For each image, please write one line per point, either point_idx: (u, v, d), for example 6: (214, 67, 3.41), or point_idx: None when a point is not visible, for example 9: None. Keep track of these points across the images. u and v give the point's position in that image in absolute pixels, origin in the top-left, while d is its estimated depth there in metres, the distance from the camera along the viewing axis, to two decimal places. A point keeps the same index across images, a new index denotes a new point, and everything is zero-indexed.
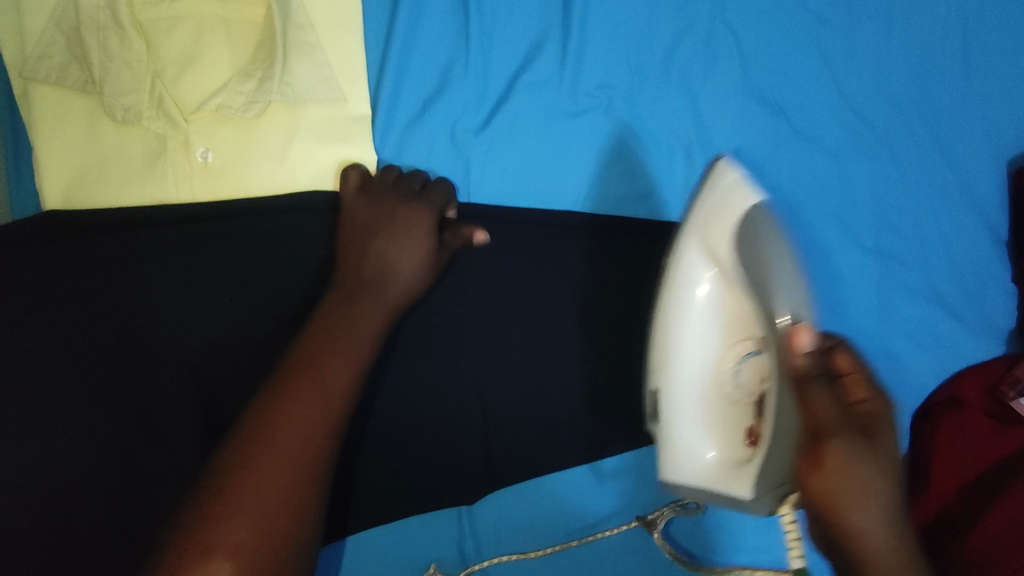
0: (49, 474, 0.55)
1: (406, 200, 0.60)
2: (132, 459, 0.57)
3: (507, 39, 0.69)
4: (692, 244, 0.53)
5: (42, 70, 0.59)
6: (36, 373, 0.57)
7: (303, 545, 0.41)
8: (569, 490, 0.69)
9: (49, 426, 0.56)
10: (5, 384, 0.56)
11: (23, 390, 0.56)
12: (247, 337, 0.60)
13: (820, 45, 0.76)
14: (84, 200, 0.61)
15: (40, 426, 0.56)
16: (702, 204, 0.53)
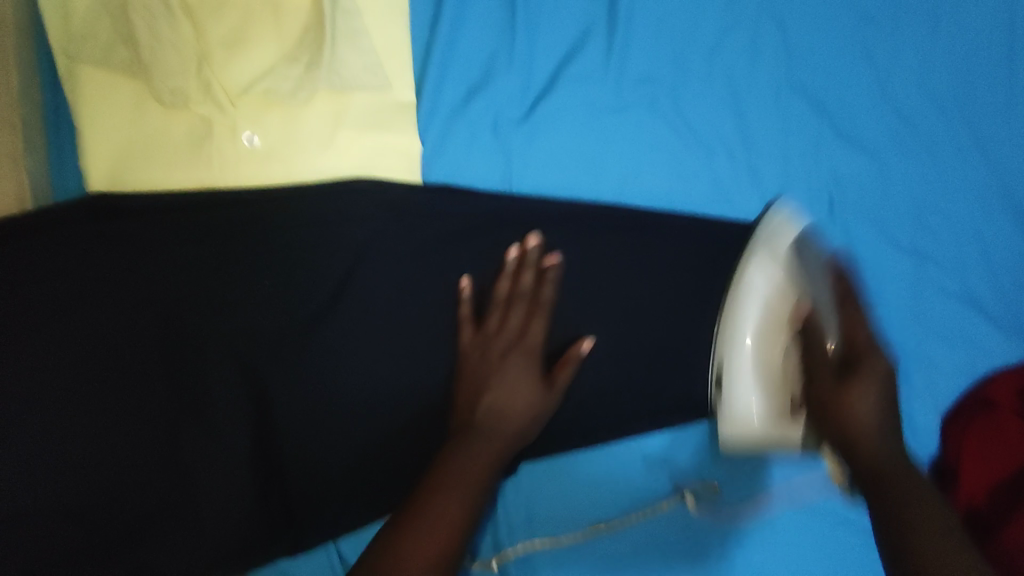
0: (103, 451, 0.57)
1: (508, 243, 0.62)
2: (176, 441, 0.58)
3: (553, 29, 0.68)
4: (755, 257, 0.68)
5: (89, 52, 0.59)
6: (86, 353, 0.58)
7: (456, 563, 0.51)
8: (601, 475, 0.69)
9: (102, 406, 0.57)
10: (61, 363, 0.57)
11: (76, 369, 0.57)
12: (287, 322, 0.60)
13: (865, 43, 0.75)
14: (128, 184, 0.60)
15: (94, 405, 0.57)
16: (758, 236, 0.69)
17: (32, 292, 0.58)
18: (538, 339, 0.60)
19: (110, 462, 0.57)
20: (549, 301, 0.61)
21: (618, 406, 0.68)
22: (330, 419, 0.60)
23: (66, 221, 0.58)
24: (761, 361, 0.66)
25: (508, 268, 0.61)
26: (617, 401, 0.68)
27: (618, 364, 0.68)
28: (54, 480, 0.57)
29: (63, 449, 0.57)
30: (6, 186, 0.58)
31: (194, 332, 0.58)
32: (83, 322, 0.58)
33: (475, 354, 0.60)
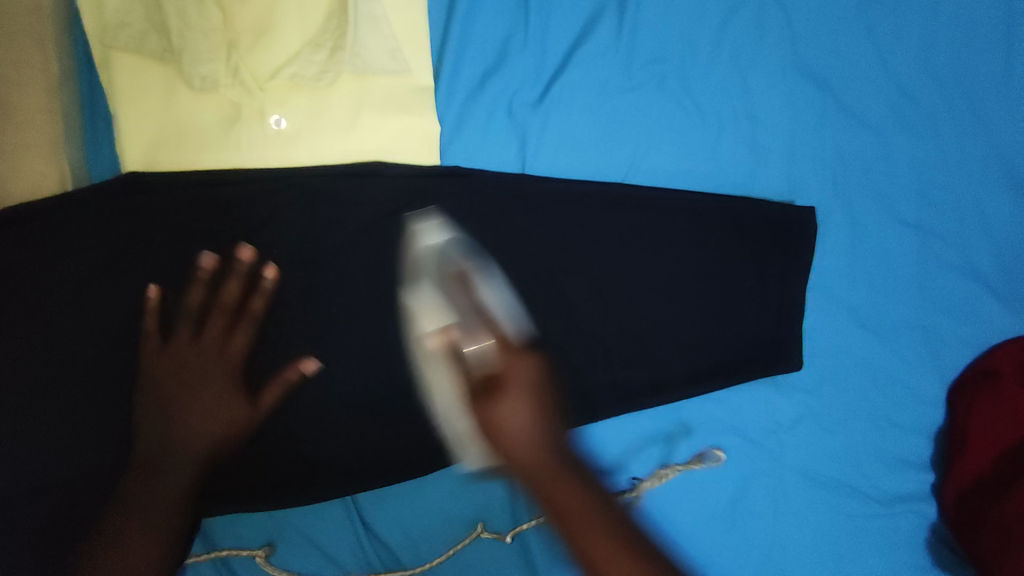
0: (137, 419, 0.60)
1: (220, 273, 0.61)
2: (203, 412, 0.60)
3: (565, 13, 0.71)
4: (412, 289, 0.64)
5: (122, 38, 0.61)
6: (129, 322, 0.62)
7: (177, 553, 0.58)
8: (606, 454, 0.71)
9: (139, 371, 0.61)
10: (106, 329, 0.62)
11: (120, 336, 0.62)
12: (313, 293, 0.64)
13: (868, 22, 0.78)
14: (163, 165, 0.63)
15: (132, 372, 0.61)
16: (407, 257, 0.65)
17: (78, 270, 0.62)
18: (240, 355, 0.62)
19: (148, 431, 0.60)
20: (258, 313, 0.62)
21: (625, 377, 0.72)
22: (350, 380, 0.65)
23: (103, 205, 0.62)
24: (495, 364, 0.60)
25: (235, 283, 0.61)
26: (626, 372, 0.72)
27: (626, 334, 0.71)
28: (101, 438, 0.61)
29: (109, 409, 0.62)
30: (47, 168, 0.62)
31: (227, 307, 0.62)
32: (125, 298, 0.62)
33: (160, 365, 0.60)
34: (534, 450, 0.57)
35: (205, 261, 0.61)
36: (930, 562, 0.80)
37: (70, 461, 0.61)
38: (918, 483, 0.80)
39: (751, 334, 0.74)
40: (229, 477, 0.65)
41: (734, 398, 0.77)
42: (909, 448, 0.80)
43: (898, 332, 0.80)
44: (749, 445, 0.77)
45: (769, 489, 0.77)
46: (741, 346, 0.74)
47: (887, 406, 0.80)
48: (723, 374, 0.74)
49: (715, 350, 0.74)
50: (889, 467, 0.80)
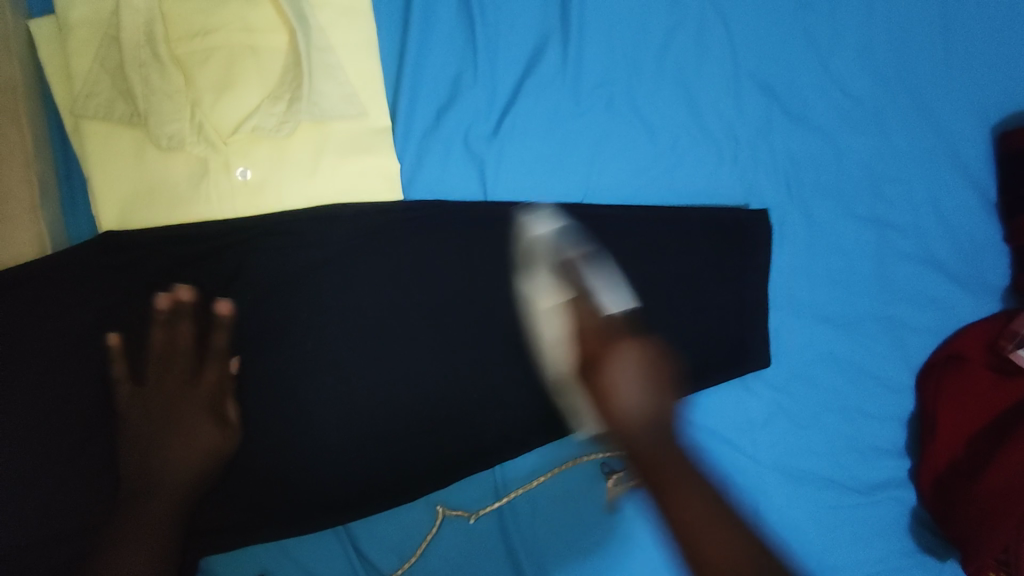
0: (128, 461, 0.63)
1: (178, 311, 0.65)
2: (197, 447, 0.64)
3: (511, 46, 0.74)
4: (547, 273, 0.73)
5: (91, 107, 0.64)
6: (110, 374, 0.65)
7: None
8: (581, 474, 0.75)
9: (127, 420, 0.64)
10: (90, 381, 0.65)
11: (103, 387, 0.65)
12: (289, 330, 0.68)
13: (806, 30, 0.81)
14: (138, 222, 0.66)
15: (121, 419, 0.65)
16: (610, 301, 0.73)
17: (64, 329, 0.65)
18: (193, 380, 0.66)
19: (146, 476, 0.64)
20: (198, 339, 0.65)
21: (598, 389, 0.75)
22: (326, 411, 0.69)
23: (83, 265, 0.65)
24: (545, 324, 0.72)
25: (158, 318, 0.65)
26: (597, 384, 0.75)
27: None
28: (94, 484, 0.65)
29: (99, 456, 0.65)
30: (30, 238, 0.65)
31: (173, 339, 0.65)
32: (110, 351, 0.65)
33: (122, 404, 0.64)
34: (639, 424, 0.66)
35: (160, 303, 0.64)
36: (915, 546, 0.82)
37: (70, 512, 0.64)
38: (895, 471, 0.83)
39: (713, 339, 0.78)
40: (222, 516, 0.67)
41: (714, 402, 0.80)
42: (883, 436, 0.83)
43: (862, 325, 0.82)
44: (729, 444, 0.80)
45: (749, 486, 0.80)
46: (707, 349, 0.78)
47: (858, 396, 0.82)
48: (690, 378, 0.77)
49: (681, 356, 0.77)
50: (865, 457, 0.82)
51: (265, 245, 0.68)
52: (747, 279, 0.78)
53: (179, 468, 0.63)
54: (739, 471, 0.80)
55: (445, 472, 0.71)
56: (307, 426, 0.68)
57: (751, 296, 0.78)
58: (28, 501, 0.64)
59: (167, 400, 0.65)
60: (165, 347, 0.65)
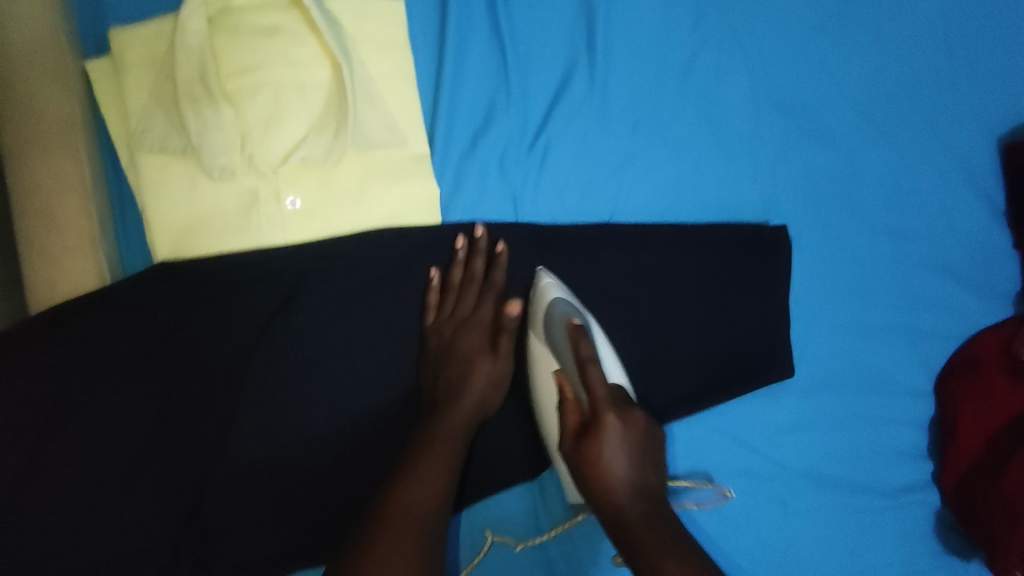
0: (193, 475, 0.68)
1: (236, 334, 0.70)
2: (259, 461, 0.69)
3: (541, 73, 0.77)
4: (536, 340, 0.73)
5: (146, 141, 0.67)
6: (168, 396, 0.68)
7: None
8: None
9: (187, 439, 0.68)
10: (147, 405, 0.68)
11: (159, 410, 0.68)
12: (336, 351, 0.71)
13: (819, 51, 0.84)
14: (191, 251, 0.69)
15: (180, 439, 0.68)
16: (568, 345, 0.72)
17: (123, 358, 0.68)
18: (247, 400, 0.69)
19: (208, 496, 0.68)
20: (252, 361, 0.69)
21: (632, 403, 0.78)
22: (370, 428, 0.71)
23: (138, 295, 0.68)
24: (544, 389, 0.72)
25: (457, 259, 0.73)
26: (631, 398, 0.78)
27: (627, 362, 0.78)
28: (151, 504, 0.67)
29: (155, 478, 0.67)
30: (85, 269, 0.67)
31: (230, 361, 0.69)
32: (167, 377, 0.68)
33: (181, 424, 0.68)
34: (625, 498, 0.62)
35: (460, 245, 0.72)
36: (938, 547, 0.84)
37: (132, 533, 0.67)
38: (918, 473, 0.85)
39: (737, 351, 0.81)
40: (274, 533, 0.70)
41: (737, 411, 0.83)
42: (904, 440, 0.85)
43: (882, 334, 0.85)
44: (752, 448, 0.82)
45: (777, 492, 0.82)
46: (734, 362, 0.81)
47: (879, 402, 0.85)
48: (719, 388, 0.80)
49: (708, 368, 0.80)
50: (889, 461, 0.85)
51: (312, 270, 0.70)
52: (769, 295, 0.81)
53: (241, 478, 0.69)
54: (764, 475, 0.82)
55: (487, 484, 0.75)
56: (353, 443, 0.71)
57: (773, 309, 0.81)
58: (92, 525, 0.66)
59: (224, 419, 0.69)
60: (221, 370, 0.69)
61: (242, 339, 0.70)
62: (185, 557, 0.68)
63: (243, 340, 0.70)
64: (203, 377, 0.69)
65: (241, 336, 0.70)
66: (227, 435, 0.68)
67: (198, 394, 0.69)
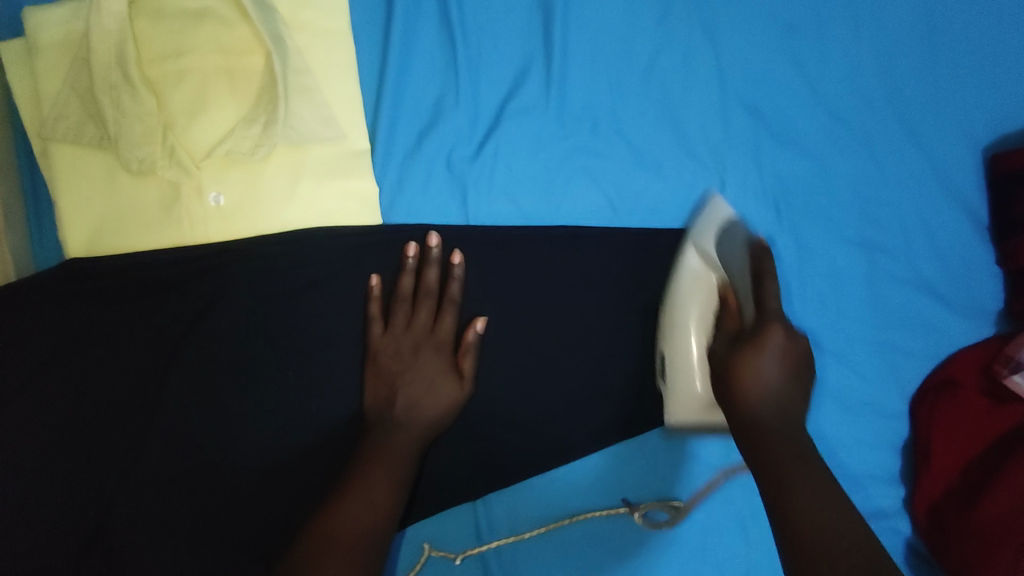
0: (103, 486, 0.64)
1: (152, 341, 0.65)
2: (172, 475, 0.64)
3: (494, 68, 0.73)
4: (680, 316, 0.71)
5: (60, 130, 0.62)
6: (78, 402, 0.64)
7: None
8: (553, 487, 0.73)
9: (97, 448, 0.64)
10: (58, 408, 0.64)
11: (70, 415, 0.64)
12: (263, 358, 0.66)
13: (793, 50, 0.80)
14: (106, 248, 0.64)
15: (89, 447, 0.64)
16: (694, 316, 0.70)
17: (35, 360, 0.64)
18: (165, 409, 0.65)
19: (120, 513, 0.63)
20: (170, 369, 0.65)
21: (584, 418, 0.73)
22: (297, 441, 0.66)
23: (52, 292, 0.64)
24: (687, 292, 0.71)
25: (407, 267, 0.67)
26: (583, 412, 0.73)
27: (578, 374, 0.74)
28: (57, 516, 0.63)
29: (64, 487, 0.64)
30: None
31: (147, 368, 0.65)
32: (82, 382, 0.64)
33: (94, 432, 0.64)
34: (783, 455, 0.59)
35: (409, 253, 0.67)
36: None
37: (40, 550, 0.63)
38: (889, 500, 0.81)
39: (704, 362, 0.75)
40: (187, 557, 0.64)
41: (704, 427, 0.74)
42: (876, 463, 0.81)
43: (854, 350, 0.81)
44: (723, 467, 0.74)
45: None
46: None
47: (850, 424, 0.80)
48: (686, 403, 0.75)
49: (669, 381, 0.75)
50: (857, 486, 0.80)
51: (241, 271, 0.66)
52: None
53: (155, 492, 0.64)
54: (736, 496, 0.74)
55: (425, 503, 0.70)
56: (278, 460, 0.65)
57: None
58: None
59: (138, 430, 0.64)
60: (136, 376, 0.65)
61: (158, 346, 0.65)
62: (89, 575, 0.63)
63: (159, 347, 0.65)
64: (117, 383, 0.65)
65: (156, 341, 0.65)
66: (140, 445, 0.64)
67: (112, 400, 0.64)
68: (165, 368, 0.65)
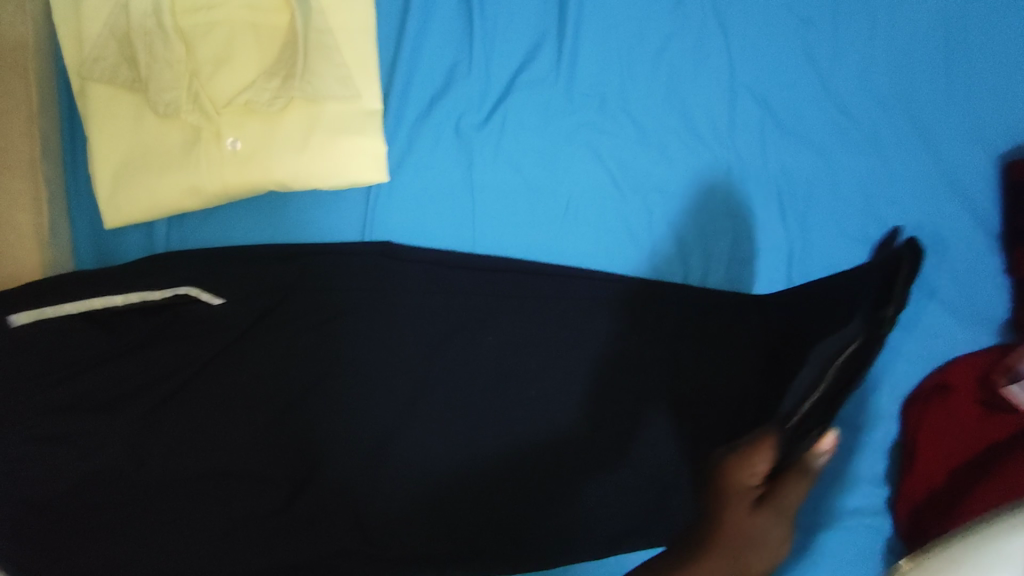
0: (96, 422, 0.65)
1: (166, 280, 0.68)
2: (170, 404, 0.68)
3: (507, 42, 0.75)
4: None
5: (97, 70, 0.68)
6: (74, 339, 0.65)
7: (126, 541, 0.66)
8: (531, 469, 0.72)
9: (93, 382, 0.66)
10: (55, 341, 0.65)
11: (66, 350, 0.65)
12: (267, 300, 0.70)
13: (807, 43, 0.80)
14: (128, 184, 0.69)
15: (85, 381, 0.65)
16: None
17: (38, 294, 0.66)
18: (170, 344, 0.68)
19: (109, 450, 0.66)
20: (181, 309, 0.68)
21: (557, 404, 0.72)
22: (292, 376, 0.70)
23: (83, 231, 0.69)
24: None
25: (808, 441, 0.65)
26: (557, 398, 0.73)
27: (555, 360, 0.73)
28: (46, 450, 0.64)
29: (57, 419, 0.64)
30: (25, 221, 0.69)
31: (155, 307, 0.67)
32: (61, 328, 0.65)
33: (93, 367, 0.66)
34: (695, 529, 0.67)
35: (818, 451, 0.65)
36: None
37: (29, 485, 0.64)
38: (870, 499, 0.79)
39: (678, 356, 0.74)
40: (181, 491, 0.68)
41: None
42: (864, 462, 0.80)
43: None
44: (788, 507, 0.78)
45: None
46: (682, 374, 0.74)
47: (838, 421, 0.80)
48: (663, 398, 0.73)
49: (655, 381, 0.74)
50: (839, 480, 0.79)
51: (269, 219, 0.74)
52: (724, 317, 0.75)
53: (152, 423, 0.67)
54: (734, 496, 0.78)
55: (395, 465, 0.71)
56: (279, 397, 0.70)
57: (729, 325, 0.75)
58: None
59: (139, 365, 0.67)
60: (144, 313, 0.67)
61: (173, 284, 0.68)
62: (78, 504, 0.66)
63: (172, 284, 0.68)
64: (125, 317, 0.67)
65: (168, 278, 0.68)
66: (142, 382, 0.67)
67: (117, 335, 0.66)
68: (177, 307, 0.68)
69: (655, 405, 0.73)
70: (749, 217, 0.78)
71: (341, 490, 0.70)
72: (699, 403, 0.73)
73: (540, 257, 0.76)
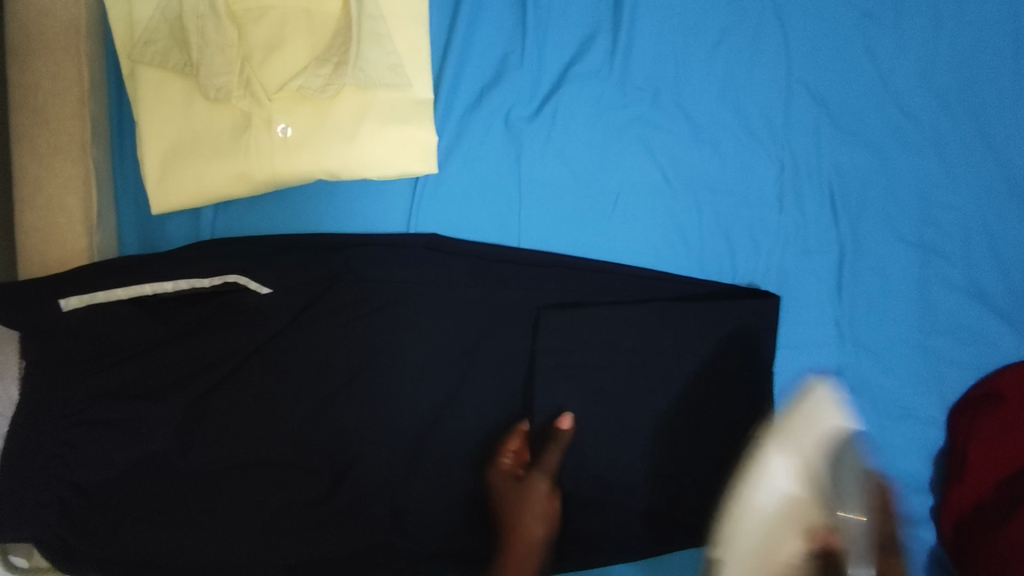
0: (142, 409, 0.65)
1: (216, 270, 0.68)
2: (214, 394, 0.67)
3: (561, 32, 0.74)
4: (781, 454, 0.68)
5: (148, 54, 0.67)
6: (125, 324, 0.66)
7: (169, 527, 0.66)
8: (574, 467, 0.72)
9: (141, 369, 0.66)
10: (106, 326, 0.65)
11: (117, 335, 0.66)
12: (313, 291, 0.69)
13: (866, 40, 0.78)
14: (176, 170, 0.69)
15: (134, 366, 0.65)
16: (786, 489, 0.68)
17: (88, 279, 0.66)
18: (217, 333, 0.67)
19: (153, 440, 0.65)
20: (231, 298, 0.68)
21: (599, 402, 0.72)
22: (336, 369, 0.69)
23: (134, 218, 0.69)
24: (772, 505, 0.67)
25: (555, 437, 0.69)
26: (600, 396, 0.72)
27: (602, 359, 0.72)
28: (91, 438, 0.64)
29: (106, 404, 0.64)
30: (73, 204, 0.68)
31: (205, 294, 0.67)
32: (111, 311, 0.65)
33: (143, 354, 0.66)
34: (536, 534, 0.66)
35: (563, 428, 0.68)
36: None
37: (75, 470, 0.64)
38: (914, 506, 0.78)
39: (721, 358, 0.73)
40: (223, 480, 0.67)
41: None
42: (909, 470, 0.78)
43: (897, 353, 0.78)
44: None
45: None
46: (722, 377, 0.73)
47: (887, 429, 0.78)
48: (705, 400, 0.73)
49: (698, 383, 0.73)
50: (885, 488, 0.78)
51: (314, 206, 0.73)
52: (749, 324, 0.73)
53: (197, 413, 0.67)
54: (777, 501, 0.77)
55: (437, 461, 0.70)
56: (323, 388, 0.69)
57: (760, 319, 0.73)
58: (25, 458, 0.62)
59: (186, 353, 0.67)
60: (195, 301, 0.68)
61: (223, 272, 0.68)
62: (124, 489, 0.66)
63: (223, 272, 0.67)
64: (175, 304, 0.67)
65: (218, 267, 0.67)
66: (189, 367, 0.67)
67: (167, 321, 0.67)
68: (226, 297, 0.68)
69: (698, 407, 0.73)
70: (799, 217, 0.77)
71: (381, 485, 0.69)
72: (740, 403, 0.73)
73: (588, 253, 0.74)
